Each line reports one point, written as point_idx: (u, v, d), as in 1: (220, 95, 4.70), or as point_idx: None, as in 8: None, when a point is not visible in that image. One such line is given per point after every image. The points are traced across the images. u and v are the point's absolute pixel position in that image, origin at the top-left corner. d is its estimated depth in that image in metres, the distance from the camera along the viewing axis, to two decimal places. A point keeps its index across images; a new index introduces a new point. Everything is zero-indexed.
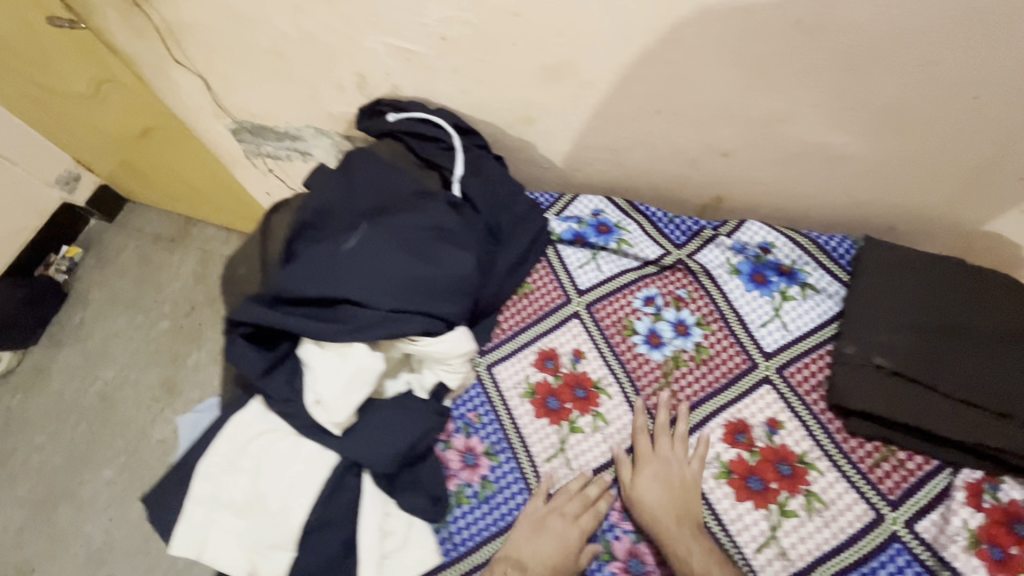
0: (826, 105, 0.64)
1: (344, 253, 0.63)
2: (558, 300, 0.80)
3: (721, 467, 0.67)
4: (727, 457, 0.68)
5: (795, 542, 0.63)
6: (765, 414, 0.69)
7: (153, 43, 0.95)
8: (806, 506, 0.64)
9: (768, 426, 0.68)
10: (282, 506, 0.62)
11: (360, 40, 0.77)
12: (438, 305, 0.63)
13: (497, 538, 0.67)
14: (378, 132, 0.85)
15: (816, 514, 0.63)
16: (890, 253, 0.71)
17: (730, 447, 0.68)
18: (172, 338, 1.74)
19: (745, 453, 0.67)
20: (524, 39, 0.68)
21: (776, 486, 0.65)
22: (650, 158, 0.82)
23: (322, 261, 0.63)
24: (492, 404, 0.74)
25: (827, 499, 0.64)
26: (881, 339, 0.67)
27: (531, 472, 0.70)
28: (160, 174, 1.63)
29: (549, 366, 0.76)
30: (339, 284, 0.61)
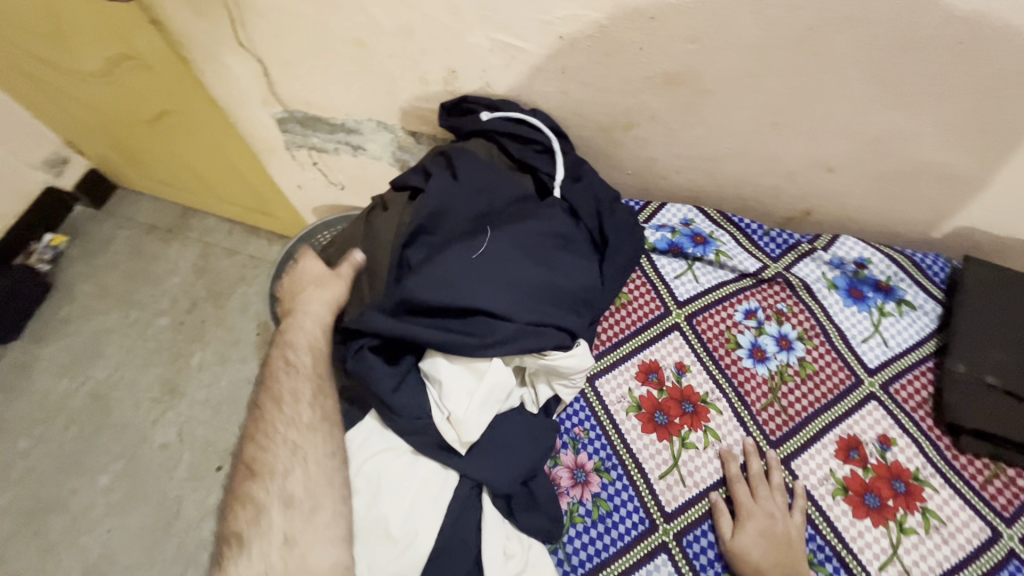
0: (952, 125, 0.66)
1: (475, 262, 0.61)
2: (657, 310, 0.78)
3: (836, 484, 0.67)
4: (841, 474, 0.68)
5: (916, 559, 0.63)
6: (875, 431, 0.70)
7: (216, 20, 0.88)
8: (924, 523, 0.64)
9: (880, 442, 0.69)
10: (402, 530, 0.60)
11: (465, 35, 0.74)
12: (565, 318, 0.63)
13: (616, 560, 0.64)
14: (469, 131, 0.81)
15: (935, 532, 0.64)
16: (991, 274, 0.73)
17: (844, 464, 0.68)
18: (172, 336, 1.59)
19: (859, 469, 0.68)
20: (653, 43, 0.67)
21: (893, 503, 0.66)
22: (745, 171, 0.82)
23: (455, 268, 0.60)
24: (598, 419, 0.72)
25: (944, 516, 0.65)
26: (991, 358, 0.68)
27: (646, 490, 0.67)
28: (167, 161, 1.51)
29: (652, 378, 0.74)
30: (473, 294, 0.60)
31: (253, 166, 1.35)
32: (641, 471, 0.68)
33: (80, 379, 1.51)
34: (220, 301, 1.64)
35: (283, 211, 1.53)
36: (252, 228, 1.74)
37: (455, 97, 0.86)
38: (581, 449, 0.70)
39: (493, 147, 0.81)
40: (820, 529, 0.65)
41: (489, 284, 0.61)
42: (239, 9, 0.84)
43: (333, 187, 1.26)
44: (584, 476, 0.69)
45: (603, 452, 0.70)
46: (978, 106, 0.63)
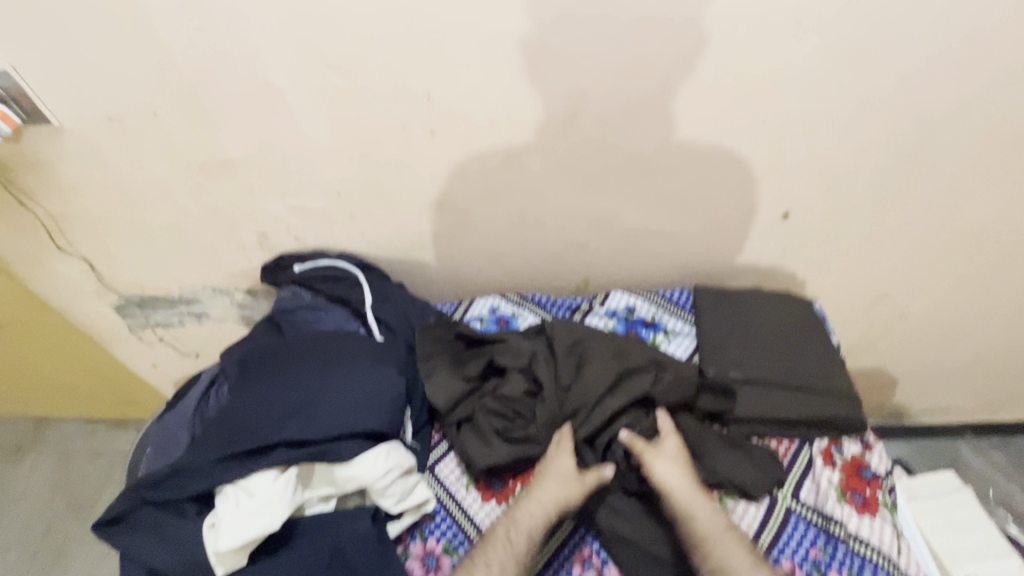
0: (639, 199, 0.90)
1: (287, 391, 0.71)
2: (438, 437, 0.82)
3: (838, 490, 0.76)
4: (837, 481, 0.77)
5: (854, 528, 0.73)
6: (820, 458, 0.79)
7: (33, 236, 0.98)
8: (840, 496, 0.75)
9: (845, 483, 0.77)
10: None
11: (263, 205, 0.90)
12: (378, 418, 0.69)
13: None
14: (283, 284, 0.95)
15: (841, 499, 0.75)
16: (714, 292, 0.96)
17: (833, 470, 0.78)
18: (24, 569, 1.42)
19: (837, 474, 0.78)
20: (409, 184, 0.87)
21: (870, 492, 0.76)
22: (527, 260, 1.00)
23: (267, 402, 0.70)
24: (465, 532, 0.72)
25: (826, 490, 0.76)
26: (731, 354, 0.87)
27: None
28: (8, 375, 1.45)
29: (497, 486, 0.76)
30: (297, 419, 0.68)
31: (99, 356, 1.34)
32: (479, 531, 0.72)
33: None
34: (84, 512, 1.51)
35: (143, 395, 1.50)
36: (117, 423, 1.67)
37: (274, 256, 0.99)
38: (428, 535, 0.72)
39: (304, 291, 0.94)
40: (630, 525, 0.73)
41: (316, 401, 0.70)
42: (55, 222, 0.95)
43: (187, 357, 1.29)
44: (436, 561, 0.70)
45: (449, 531, 0.72)
46: (641, 185, 0.88)
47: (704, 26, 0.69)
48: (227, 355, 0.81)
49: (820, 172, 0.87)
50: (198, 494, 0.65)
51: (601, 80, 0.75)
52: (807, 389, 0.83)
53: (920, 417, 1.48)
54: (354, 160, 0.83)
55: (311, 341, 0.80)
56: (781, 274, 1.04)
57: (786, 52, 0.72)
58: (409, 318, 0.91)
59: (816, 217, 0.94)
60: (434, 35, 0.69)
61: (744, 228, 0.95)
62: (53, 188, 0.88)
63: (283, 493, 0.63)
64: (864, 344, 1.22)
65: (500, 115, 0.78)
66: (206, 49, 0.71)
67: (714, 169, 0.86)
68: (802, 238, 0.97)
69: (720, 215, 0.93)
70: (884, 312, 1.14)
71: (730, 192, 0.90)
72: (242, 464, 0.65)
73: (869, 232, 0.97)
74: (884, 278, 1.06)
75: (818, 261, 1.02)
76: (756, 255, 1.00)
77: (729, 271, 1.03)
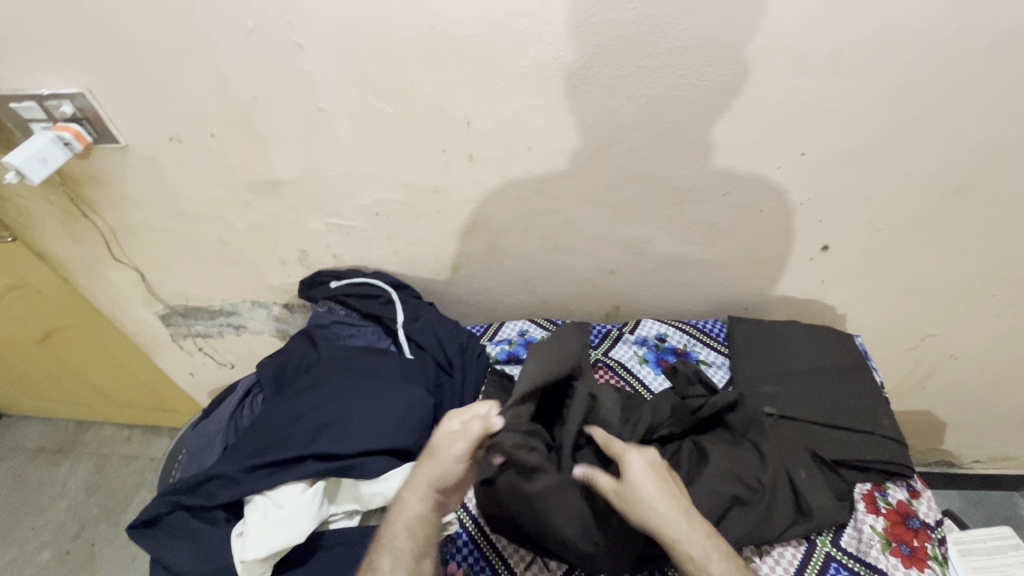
0: (673, 228, 0.90)
1: (318, 404, 0.73)
2: None
3: (882, 539, 0.71)
4: (881, 527, 0.72)
5: None
6: (862, 503, 0.75)
7: (92, 246, 1.04)
8: (886, 546, 0.71)
9: (889, 531, 0.72)
10: None
11: (305, 223, 0.94)
12: (405, 438, 0.70)
13: None
14: (319, 299, 0.98)
15: (887, 550, 0.71)
16: (749, 324, 0.93)
17: (878, 516, 0.73)
18: (54, 570, 1.45)
19: (883, 520, 0.73)
20: (445, 207, 0.89)
21: (919, 543, 0.71)
22: (558, 285, 1.01)
23: (299, 414, 0.72)
24: (486, 558, 0.73)
25: (871, 538, 0.71)
26: (765, 390, 0.84)
27: None
28: (57, 377, 1.51)
29: None
30: (327, 433, 0.69)
31: (142, 364, 1.40)
32: (502, 560, 0.72)
33: None
34: (115, 515, 1.54)
35: (178, 402, 1.54)
36: (151, 429, 1.72)
37: (312, 272, 1.02)
38: (450, 558, 0.73)
39: (339, 307, 0.96)
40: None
41: (346, 415, 0.71)
42: (113, 234, 1.01)
43: (223, 367, 1.33)
44: None
45: (470, 556, 0.73)
46: (675, 214, 0.88)
47: (743, 57, 0.70)
48: (263, 366, 0.84)
49: (860, 204, 0.85)
50: (229, 502, 0.68)
51: (638, 110, 0.76)
52: (848, 429, 0.79)
53: (972, 467, 1.39)
54: (393, 183, 0.86)
55: (344, 357, 0.82)
56: (819, 308, 1.01)
57: (827, 85, 0.72)
58: (439, 339, 0.91)
59: (857, 250, 0.91)
60: (477, 65, 0.72)
61: (781, 259, 0.93)
62: (115, 202, 0.94)
63: (307, 507, 0.63)
64: (909, 385, 1.17)
65: (536, 143, 0.80)
66: (262, 76, 0.75)
67: (750, 200, 0.85)
68: (841, 272, 0.94)
69: (755, 245, 0.91)
70: (931, 352, 1.09)
71: (767, 223, 0.88)
72: (273, 474, 0.66)
73: (914, 268, 0.93)
74: (930, 316, 1.02)
75: (858, 296, 0.99)
76: (792, 287, 0.98)
77: (764, 303, 1.01)
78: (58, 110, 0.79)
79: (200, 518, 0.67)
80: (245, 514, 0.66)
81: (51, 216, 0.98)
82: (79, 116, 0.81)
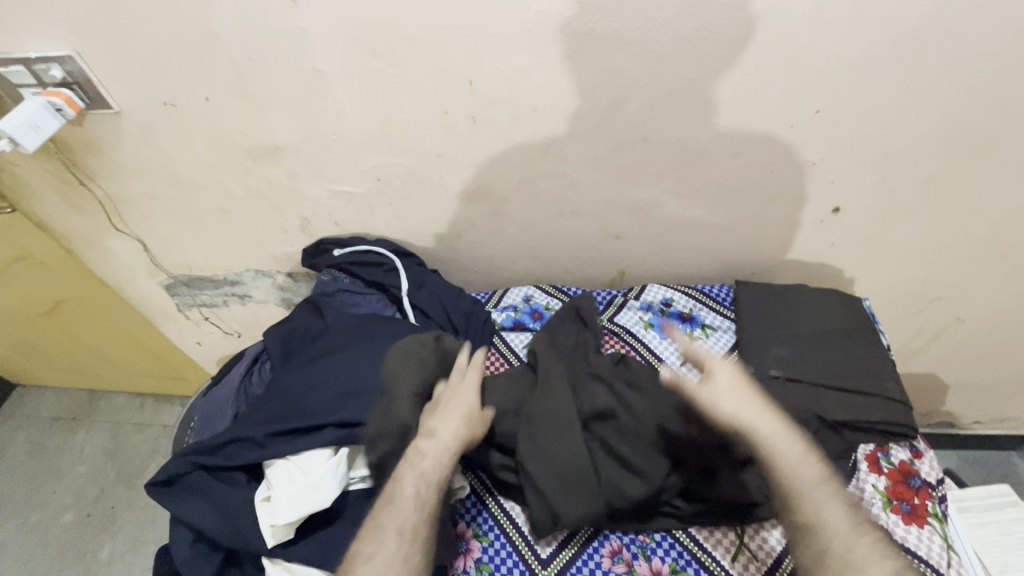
0: (680, 190, 0.88)
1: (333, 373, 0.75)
2: None
3: (883, 497, 0.73)
4: (883, 486, 0.73)
5: (904, 536, 0.70)
6: (864, 462, 0.76)
7: (93, 215, 1.03)
8: (888, 504, 0.72)
9: (891, 487, 0.73)
10: None
11: (307, 190, 0.92)
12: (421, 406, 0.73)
13: None
14: (323, 267, 0.97)
15: (890, 508, 0.72)
16: (755, 288, 0.92)
17: (880, 475, 0.75)
18: (76, 532, 1.51)
19: (885, 479, 0.74)
20: (448, 171, 0.87)
21: (919, 501, 0.72)
22: (563, 251, 1.00)
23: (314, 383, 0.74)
24: (495, 518, 0.75)
25: (874, 495, 0.73)
26: (771, 354, 0.84)
27: (529, 552, 0.72)
28: (66, 348, 1.53)
29: None
30: (345, 402, 0.71)
31: (149, 333, 1.41)
32: (511, 519, 0.75)
33: None
34: (132, 480, 1.59)
35: (187, 371, 1.56)
36: (162, 398, 1.75)
37: (315, 240, 1.01)
38: (460, 518, 0.75)
39: (343, 275, 0.95)
40: (696, 554, 0.71)
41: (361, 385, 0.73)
42: (112, 203, 0.99)
43: (230, 336, 1.34)
44: (466, 544, 0.73)
45: (479, 516, 0.75)
46: (683, 176, 0.86)
47: (758, 8, 0.67)
48: (269, 333, 0.83)
49: (875, 163, 0.82)
50: (249, 464, 0.70)
51: (648, 67, 0.73)
52: (854, 391, 0.79)
53: (972, 428, 1.40)
54: (394, 147, 0.84)
55: (353, 325, 0.83)
56: (826, 272, 1.00)
57: (846, 39, 0.69)
58: (444, 307, 0.92)
59: (868, 212, 0.89)
60: (479, 20, 0.69)
61: (790, 222, 0.92)
62: (112, 170, 0.93)
63: (331, 473, 0.66)
64: (914, 348, 1.17)
65: (540, 102, 0.77)
66: (256, 36, 0.72)
67: (760, 161, 0.83)
68: (852, 234, 0.93)
69: (765, 207, 0.90)
70: (938, 315, 1.08)
71: (777, 184, 0.86)
72: (294, 441, 0.68)
73: (926, 230, 0.92)
74: (939, 279, 1.01)
75: (868, 260, 0.97)
76: (801, 251, 0.96)
77: (771, 267, 1.00)
78: (47, 74, 0.77)
79: (219, 480, 0.69)
80: (268, 478, 0.67)
81: (49, 185, 0.96)
82: (69, 81, 0.78)
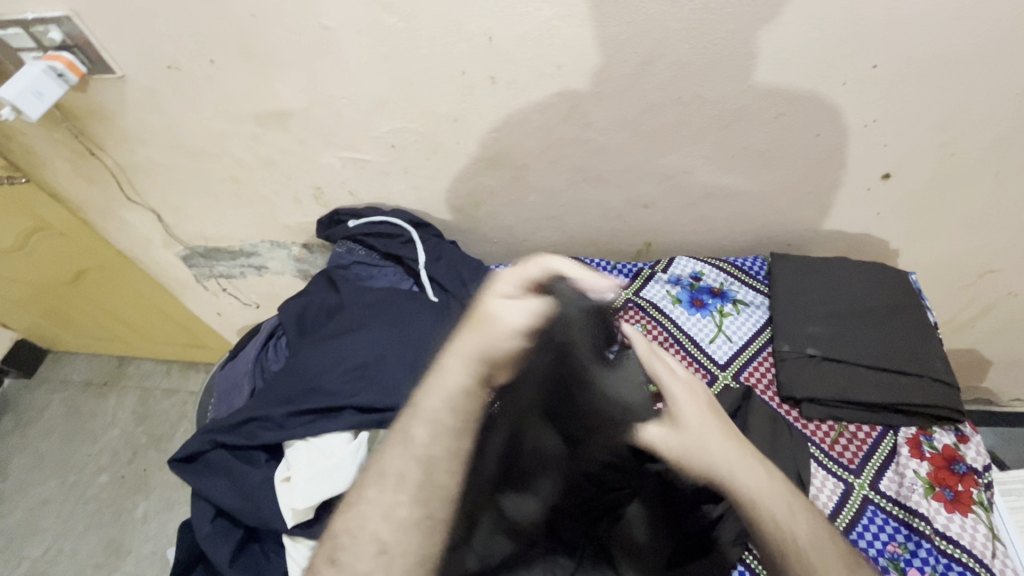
0: (715, 155, 0.82)
1: (351, 353, 0.73)
2: None
3: (924, 483, 0.69)
4: (924, 472, 0.70)
5: (946, 524, 0.66)
6: (906, 445, 0.72)
7: (105, 185, 1.01)
8: (930, 490, 0.68)
9: (933, 472, 0.70)
10: None
11: (319, 158, 0.89)
12: None
13: None
14: (338, 239, 0.94)
15: (932, 495, 0.68)
16: (794, 260, 0.87)
17: (922, 460, 0.71)
18: (112, 492, 1.57)
19: (930, 464, 0.70)
20: (465, 136, 0.82)
21: (964, 488, 0.68)
22: (587, 221, 0.95)
23: (332, 362, 0.72)
24: None
25: (918, 481, 0.69)
26: (808, 331, 0.79)
27: None
28: (92, 317, 1.55)
29: None
30: (365, 385, 0.70)
31: (170, 304, 1.41)
32: None
33: (13, 563, 1.47)
34: (162, 444, 1.64)
35: (210, 340, 1.58)
36: (188, 365, 1.78)
37: (329, 210, 0.98)
38: None
39: (358, 247, 0.93)
40: None
41: (381, 367, 0.72)
42: (122, 172, 0.97)
43: (249, 307, 1.34)
44: None
45: None
46: (719, 139, 0.79)
47: None
48: (285, 309, 0.83)
49: (934, 124, 0.75)
50: (268, 444, 0.70)
51: (685, 17, 0.66)
52: (899, 371, 0.75)
53: (1012, 406, 1.35)
54: (409, 111, 0.79)
55: (369, 304, 0.80)
56: (869, 243, 0.94)
57: None
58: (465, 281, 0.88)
59: (921, 178, 0.82)
60: None
61: (833, 191, 0.85)
62: (120, 139, 0.90)
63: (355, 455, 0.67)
64: (958, 323, 1.10)
65: (565, 59, 0.71)
66: None
67: (804, 122, 0.76)
68: (901, 203, 0.86)
69: (808, 173, 0.83)
70: (988, 289, 1.01)
71: (823, 148, 0.79)
72: (314, 423, 0.68)
73: (983, 198, 0.84)
74: (994, 250, 0.93)
75: (916, 231, 0.91)
76: (844, 221, 0.90)
77: (810, 238, 0.94)
78: (45, 36, 0.73)
79: (240, 457, 0.69)
80: (288, 458, 0.68)
81: (59, 154, 0.94)
82: (69, 43, 0.75)
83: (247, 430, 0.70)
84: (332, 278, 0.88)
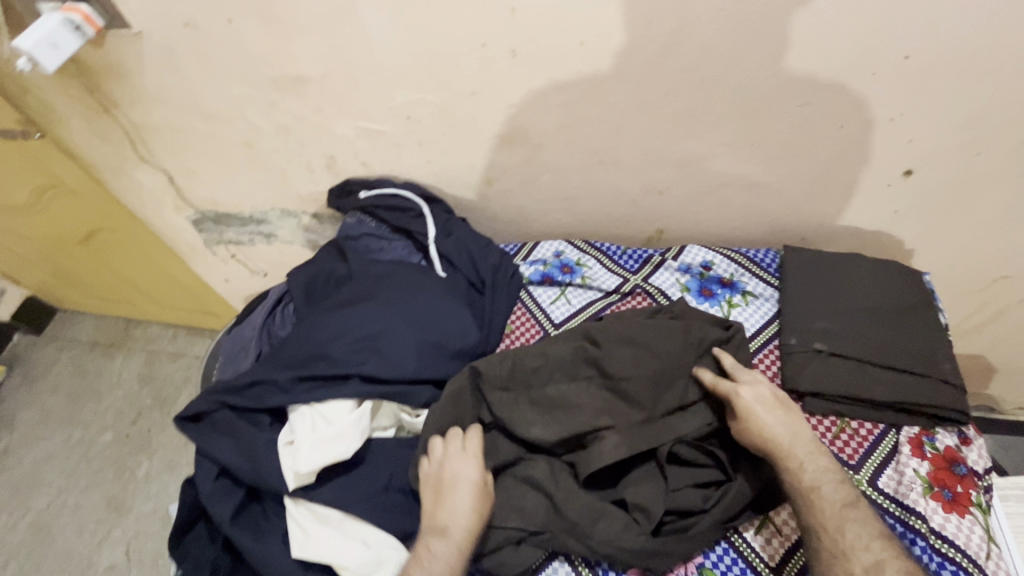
0: (734, 143, 0.80)
1: (359, 323, 0.74)
2: None
3: (924, 483, 0.69)
4: (924, 471, 0.69)
5: (942, 523, 0.66)
6: (908, 445, 0.72)
7: (118, 143, 1.00)
8: (930, 489, 0.68)
9: (934, 472, 0.70)
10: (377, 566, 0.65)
11: (333, 127, 0.88)
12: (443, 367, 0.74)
13: None
14: (349, 210, 0.94)
15: (931, 494, 0.68)
16: (806, 255, 0.86)
17: (922, 460, 0.70)
18: (116, 450, 1.60)
19: (930, 463, 0.70)
20: (482, 112, 0.81)
21: (963, 489, 0.68)
22: (599, 205, 0.94)
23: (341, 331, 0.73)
24: None
25: (917, 479, 0.69)
26: (818, 326, 0.78)
27: None
28: (102, 277, 1.56)
29: None
30: (371, 354, 0.71)
31: (179, 268, 1.42)
32: None
33: (19, 513, 1.51)
34: (166, 406, 1.66)
35: (217, 306, 1.59)
36: (194, 330, 1.80)
37: (341, 180, 0.98)
38: None
39: (368, 219, 0.93)
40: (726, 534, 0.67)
41: (389, 338, 0.72)
42: (136, 131, 0.97)
43: (256, 275, 1.34)
44: None
45: None
46: (739, 126, 0.78)
47: None
48: (293, 277, 0.84)
49: (961, 121, 0.73)
50: (273, 407, 0.71)
51: None
52: (906, 371, 0.74)
53: (1014, 415, 1.34)
54: (427, 82, 0.78)
55: (379, 276, 0.81)
56: (883, 242, 0.92)
57: None
58: (472, 258, 0.88)
59: (943, 177, 0.80)
60: None
61: (851, 186, 0.84)
62: (135, 98, 0.89)
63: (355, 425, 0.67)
64: (968, 328, 1.09)
65: (588, 36, 0.70)
66: None
67: (828, 113, 0.75)
68: (920, 202, 0.85)
69: (827, 166, 0.81)
70: (1001, 295, 1.00)
71: (845, 140, 0.78)
72: (320, 390, 0.69)
73: (1005, 202, 0.83)
74: (1011, 256, 0.92)
75: (932, 231, 0.89)
76: (859, 218, 0.89)
77: (823, 233, 0.93)
78: None
79: (245, 419, 0.71)
80: (291, 423, 0.69)
81: (74, 110, 0.94)
82: None
83: (255, 393, 0.71)
84: (341, 248, 0.89)
